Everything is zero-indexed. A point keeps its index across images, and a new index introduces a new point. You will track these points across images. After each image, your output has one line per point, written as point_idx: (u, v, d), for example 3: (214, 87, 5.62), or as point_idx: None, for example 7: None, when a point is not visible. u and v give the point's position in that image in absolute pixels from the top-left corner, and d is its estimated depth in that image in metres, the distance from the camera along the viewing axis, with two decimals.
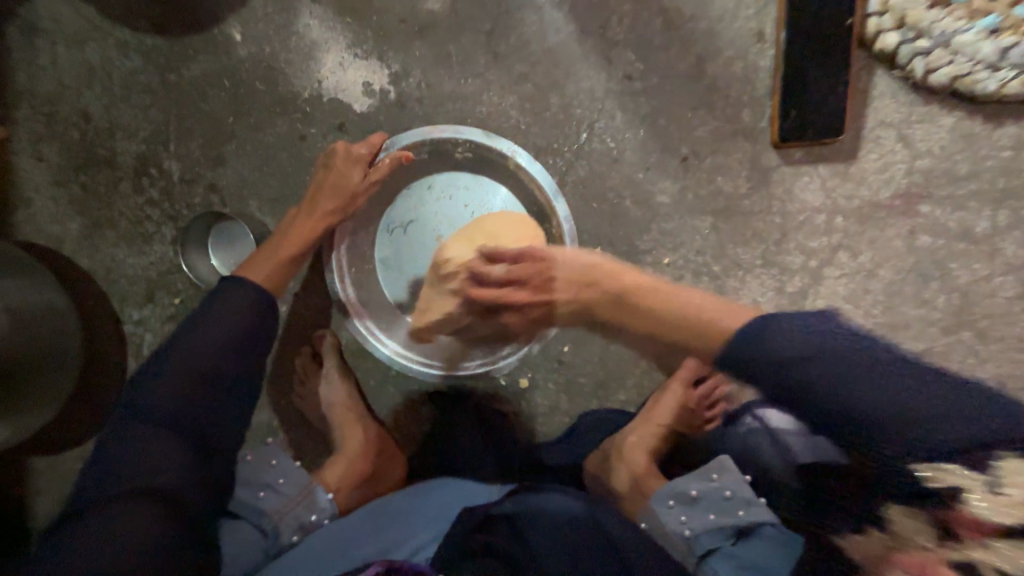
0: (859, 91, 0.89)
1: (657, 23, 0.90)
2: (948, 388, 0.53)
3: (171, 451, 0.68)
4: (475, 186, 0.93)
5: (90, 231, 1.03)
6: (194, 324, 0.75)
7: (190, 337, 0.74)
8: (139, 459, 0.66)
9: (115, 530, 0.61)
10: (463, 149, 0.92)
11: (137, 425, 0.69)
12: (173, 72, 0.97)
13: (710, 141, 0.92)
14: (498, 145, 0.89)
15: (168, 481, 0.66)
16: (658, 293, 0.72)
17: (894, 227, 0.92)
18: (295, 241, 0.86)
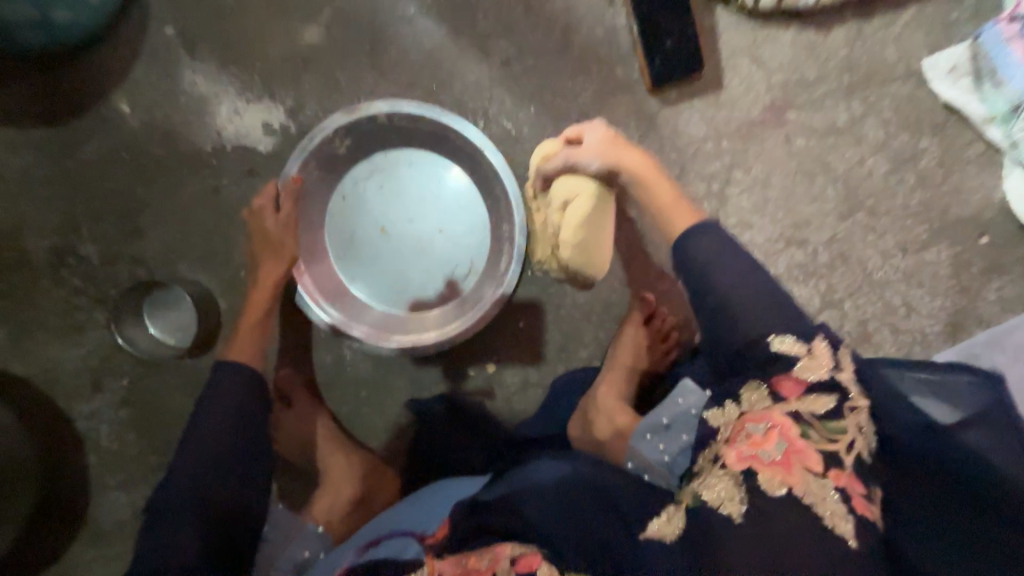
0: (708, 29, 1.00)
1: (519, 9, 0.97)
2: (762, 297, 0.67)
3: (186, 537, 0.66)
4: (380, 166, 0.97)
5: (18, 336, 1.00)
6: (195, 415, 0.75)
7: (193, 428, 0.73)
8: (155, 555, 0.65)
9: None
10: (344, 140, 0.94)
11: (160, 519, 0.68)
12: (67, 157, 0.97)
13: (594, 102, 1.00)
14: (362, 112, 0.91)
15: (177, 558, 0.64)
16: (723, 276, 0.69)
17: (773, 138, 1.02)
18: (258, 304, 0.90)
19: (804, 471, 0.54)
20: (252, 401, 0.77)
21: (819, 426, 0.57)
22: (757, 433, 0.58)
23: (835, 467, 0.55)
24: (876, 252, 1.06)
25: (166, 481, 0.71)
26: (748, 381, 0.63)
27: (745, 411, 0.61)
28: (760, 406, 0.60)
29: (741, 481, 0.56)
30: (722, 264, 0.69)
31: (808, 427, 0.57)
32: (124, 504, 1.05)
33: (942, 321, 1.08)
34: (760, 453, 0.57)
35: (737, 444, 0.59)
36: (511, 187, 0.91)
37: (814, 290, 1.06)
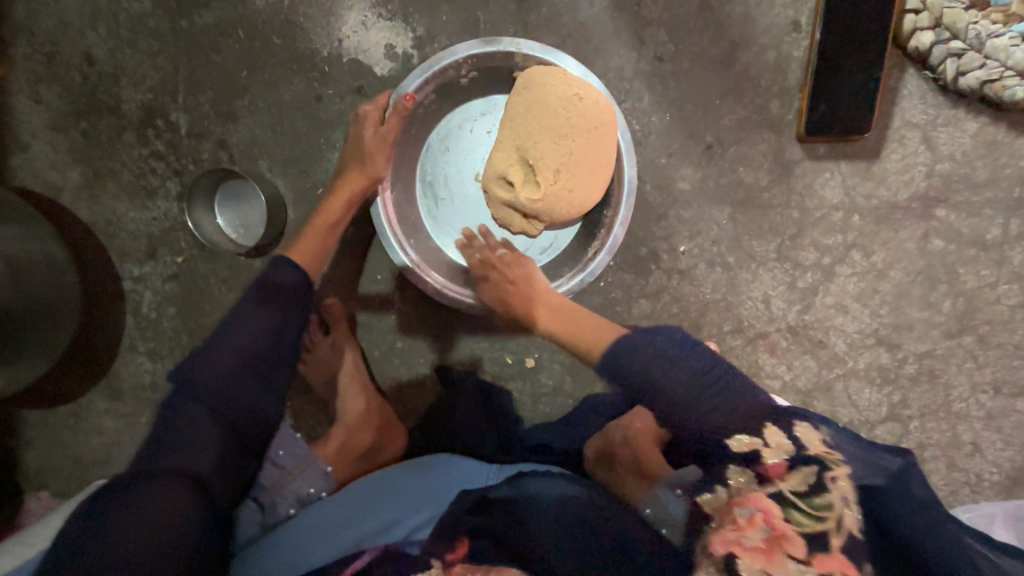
0: (889, 89, 0.88)
1: (693, 4, 0.87)
2: (689, 369, 0.74)
3: (207, 433, 0.68)
4: (491, 111, 0.91)
5: (90, 181, 0.99)
6: (237, 317, 0.75)
7: (231, 330, 0.74)
8: (174, 452, 0.66)
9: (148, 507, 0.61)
10: (468, 72, 0.85)
11: (183, 406, 0.69)
12: (184, 17, 0.92)
13: (735, 130, 0.90)
14: (500, 45, 0.82)
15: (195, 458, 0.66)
16: (666, 355, 0.75)
17: (909, 230, 0.93)
18: (331, 212, 0.86)
19: (785, 561, 0.59)
20: (292, 319, 0.78)
21: (800, 500, 0.63)
22: (744, 518, 0.63)
23: (735, 545, 0.62)
24: (967, 382, 0.98)
25: (191, 369, 0.70)
26: (733, 467, 0.70)
27: (732, 497, 0.67)
28: (749, 492, 0.65)
29: (722, 569, 0.62)
30: (649, 351, 0.76)
31: (794, 509, 0.62)
32: (147, 371, 1.07)
33: (1005, 473, 1.00)
34: (743, 540, 0.62)
35: (724, 530, 0.65)
36: (629, 175, 0.84)
37: (885, 398, 0.98)
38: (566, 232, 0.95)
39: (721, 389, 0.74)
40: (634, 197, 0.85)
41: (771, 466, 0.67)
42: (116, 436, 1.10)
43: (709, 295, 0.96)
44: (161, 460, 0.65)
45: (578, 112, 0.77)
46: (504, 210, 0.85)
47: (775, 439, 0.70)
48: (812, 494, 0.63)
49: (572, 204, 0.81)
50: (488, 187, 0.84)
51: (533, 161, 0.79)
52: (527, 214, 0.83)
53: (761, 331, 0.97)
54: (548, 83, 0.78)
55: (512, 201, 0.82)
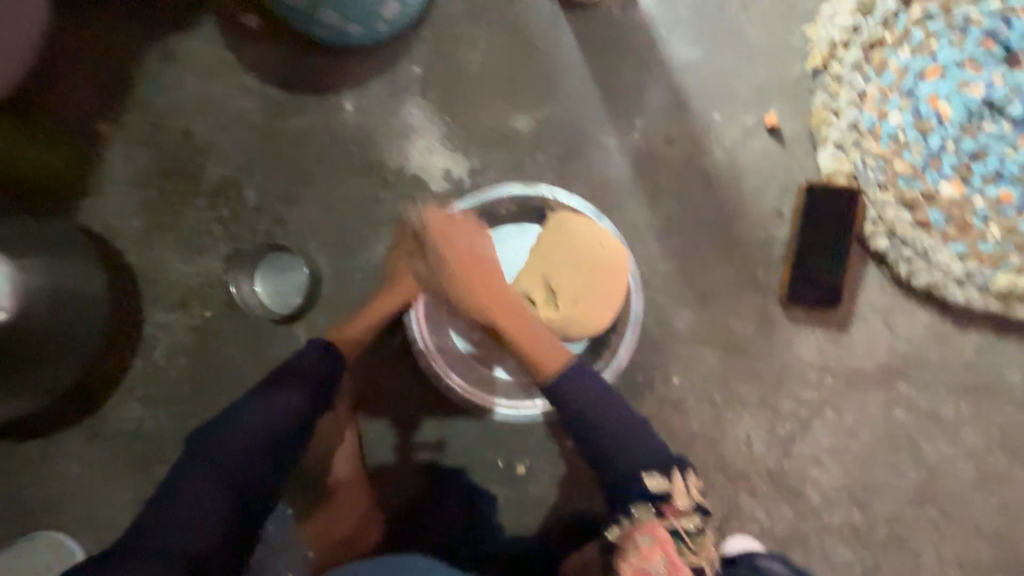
0: (856, 275, 1.05)
1: (700, 182, 1.06)
2: (620, 422, 0.79)
3: (212, 508, 0.72)
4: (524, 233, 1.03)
5: (149, 230, 1.08)
6: (260, 392, 0.80)
7: (250, 405, 0.78)
8: (179, 528, 0.70)
9: None
10: (507, 206, 1.02)
11: (192, 476, 0.73)
12: (280, 118, 1.09)
13: (728, 286, 1.05)
14: (537, 190, 1.00)
15: (199, 538, 0.70)
16: (594, 390, 0.80)
17: (875, 396, 1.04)
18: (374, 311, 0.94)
19: (679, 572, 0.74)
20: (311, 400, 0.83)
21: (689, 541, 0.75)
22: (643, 545, 0.75)
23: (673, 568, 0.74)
24: (934, 553, 1.02)
25: (208, 439, 0.76)
26: (642, 503, 0.75)
27: (636, 526, 0.75)
28: (650, 521, 0.75)
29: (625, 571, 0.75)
30: (592, 388, 0.81)
31: (681, 540, 0.75)
32: (136, 417, 1.06)
33: None
34: (651, 570, 0.74)
35: (631, 558, 0.75)
36: (636, 311, 0.96)
37: (857, 558, 1.01)
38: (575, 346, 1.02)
39: (614, 429, 0.78)
40: (637, 329, 0.97)
41: (675, 508, 0.75)
42: (79, 481, 1.05)
43: (697, 428, 1.03)
44: (162, 529, 0.69)
45: (598, 255, 0.90)
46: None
47: (678, 487, 0.76)
48: (700, 538, 0.76)
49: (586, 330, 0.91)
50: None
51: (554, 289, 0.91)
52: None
53: (742, 471, 1.03)
54: (576, 226, 0.92)
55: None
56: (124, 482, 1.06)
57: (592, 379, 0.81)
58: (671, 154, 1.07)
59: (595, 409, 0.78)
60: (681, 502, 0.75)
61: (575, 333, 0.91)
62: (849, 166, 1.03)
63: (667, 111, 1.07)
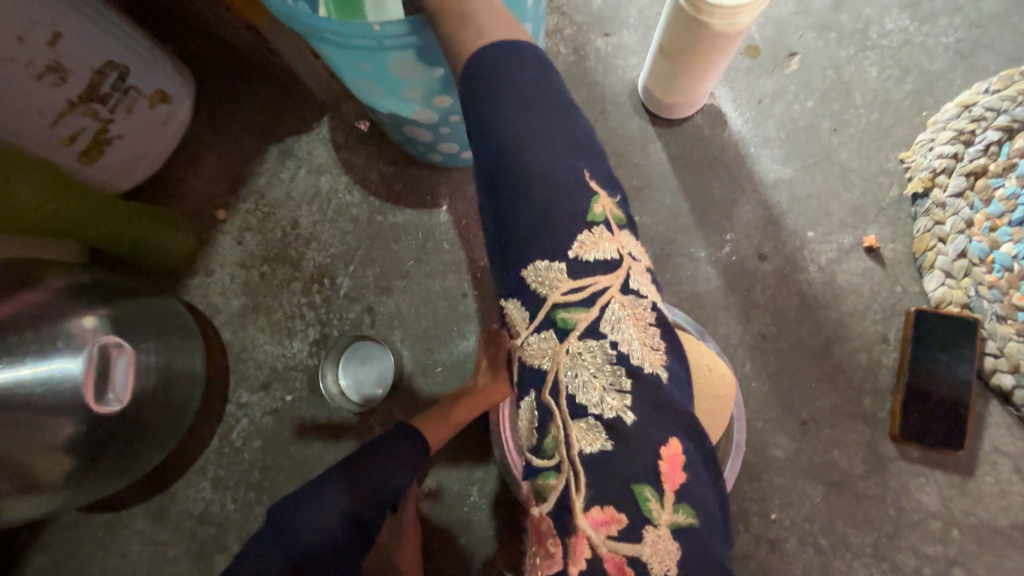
0: (978, 413, 0.96)
1: (796, 300, 1.03)
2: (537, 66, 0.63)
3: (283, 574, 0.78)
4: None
5: (246, 311, 1.13)
6: (351, 461, 0.87)
7: (340, 472, 0.86)
8: None
9: None
10: None
11: (276, 537, 0.81)
12: (380, 213, 1.15)
13: (830, 413, 0.98)
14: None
15: None
16: (529, 79, 0.61)
17: (1012, 558, 0.90)
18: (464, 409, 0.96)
19: None
20: (390, 482, 0.86)
21: None
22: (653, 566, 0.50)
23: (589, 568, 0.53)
24: None
25: (300, 504, 0.84)
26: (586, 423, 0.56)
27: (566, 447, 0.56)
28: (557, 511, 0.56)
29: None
30: (520, 69, 0.61)
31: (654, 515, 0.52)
32: (203, 499, 1.05)
33: None
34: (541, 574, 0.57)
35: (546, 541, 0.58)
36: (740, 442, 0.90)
37: None
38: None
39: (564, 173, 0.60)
40: (739, 463, 0.90)
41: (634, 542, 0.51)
42: (140, 561, 1.04)
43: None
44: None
45: (708, 381, 0.80)
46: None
47: (638, 310, 0.59)
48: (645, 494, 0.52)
49: None
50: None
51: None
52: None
53: None
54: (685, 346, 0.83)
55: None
56: (183, 566, 1.04)
57: (540, 63, 0.62)
58: (764, 270, 1.05)
59: (498, 85, 0.61)
60: (643, 388, 0.56)
61: None
62: (962, 295, 0.98)
63: (759, 226, 1.07)
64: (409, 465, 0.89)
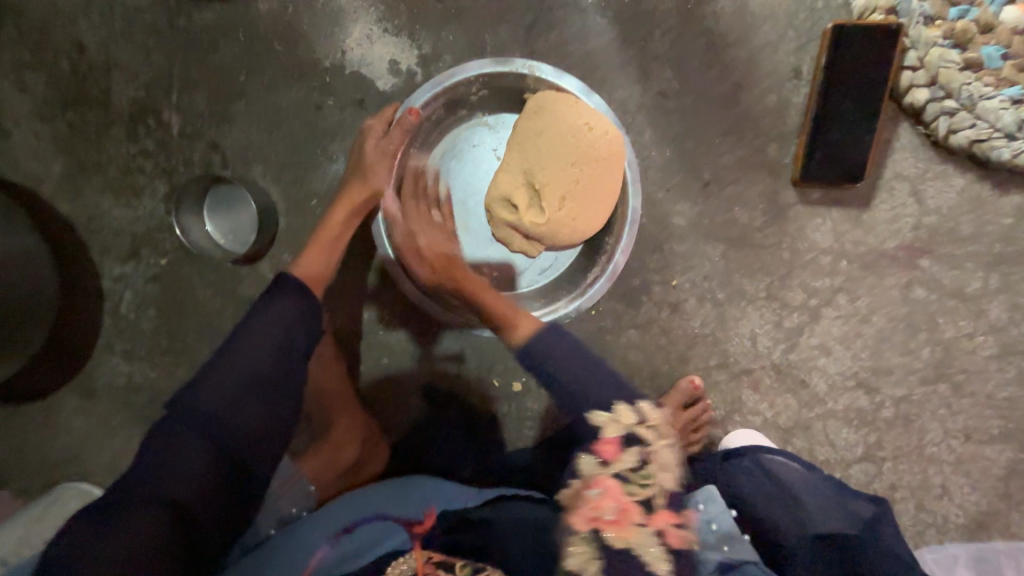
0: (883, 141, 0.90)
1: (699, 43, 0.89)
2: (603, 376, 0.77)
3: (197, 462, 0.65)
4: (497, 126, 0.90)
5: (73, 174, 0.96)
6: (235, 337, 0.70)
7: (230, 347, 0.70)
8: (164, 477, 0.64)
9: (137, 530, 0.61)
10: (479, 88, 0.87)
11: (172, 433, 0.66)
12: (182, 16, 0.91)
13: (733, 170, 0.92)
14: (513, 66, 0.84)
15: (184, 489, 0.65)
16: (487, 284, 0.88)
17: (892, 276, 0.95)
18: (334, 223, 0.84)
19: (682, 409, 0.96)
20: (296, 348, 0.72)
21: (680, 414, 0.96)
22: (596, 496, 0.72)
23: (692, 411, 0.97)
24: (939, 428, 1.00)
25: (190, 393, 0.68)
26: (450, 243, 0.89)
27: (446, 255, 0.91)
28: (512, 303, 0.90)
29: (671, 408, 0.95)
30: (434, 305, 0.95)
31: (632, 484, 0.72)
32: (121, 373, 1.03)
33: (969, 517, 1.03)
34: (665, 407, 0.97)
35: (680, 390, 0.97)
36: (635, 201, 0.86)
37: (861, 438, 1.01)
38: (571, 250, 0.94)
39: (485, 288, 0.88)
40: (636, 227, 0.88)
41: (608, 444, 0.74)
42: (86, 437, 1.05)
43: (698, 329, 0.97)
44: (144, 486, 0.64)
45: (588, 143, 0.76)
46: (505, 230, 0.83)
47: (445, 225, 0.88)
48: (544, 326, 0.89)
49: (577, 231, 0.80)
50: (489, 207, 0.82)
51: (539, 185, 0.77)
52: (529, 237, 0.81)
53: (746, 367, 0.99)
54: (561, 108, 0.77)
55: (515, 224, 0.80)
56: (124, 438, 1.05)
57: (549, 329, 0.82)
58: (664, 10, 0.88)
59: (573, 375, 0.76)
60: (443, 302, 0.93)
61: (564, 239, 0.80)
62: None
63: None
64: (315, 321, 0.74)
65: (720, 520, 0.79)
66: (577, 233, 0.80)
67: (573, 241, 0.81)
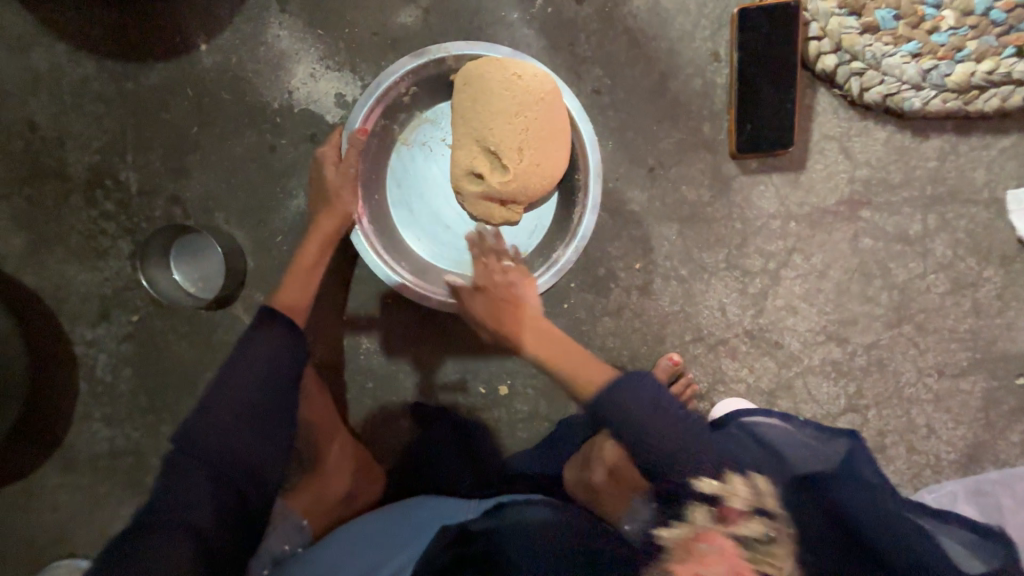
0: (805, 107, 0.97)
1: (623, 41, 0.95)
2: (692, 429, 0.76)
3: (203, 486, 0.68)
4: (438, 118, 0.94)
5: (36, 247, 0.97)
6: (229, 367, 0.75)
7: (227, 379, 0.74)
8: (174, 507, 0.66)
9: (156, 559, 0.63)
10: (407, 87, 0.88)
11: (182, 465, 0.69)
12: (129, 80, 0.94)
13: (674, 152, 0.97)
14: (430, 54, 0.86)
15: (192, 513, 0.66)
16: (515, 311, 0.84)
17: (839, 230, 1.00)
18: (309, 257, 0.87)
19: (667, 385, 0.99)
20: (286, 367, 0.77)
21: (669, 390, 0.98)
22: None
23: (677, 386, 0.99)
24: (912, 368, 1.04)
25: (196, 421, 0.71)
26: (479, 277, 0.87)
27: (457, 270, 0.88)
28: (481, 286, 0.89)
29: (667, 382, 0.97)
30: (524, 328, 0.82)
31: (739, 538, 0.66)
32: (103, 439, 1.01)
33: (959, 451, 1.05)
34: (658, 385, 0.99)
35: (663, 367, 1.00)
36: (588, 130, 0.88)
37: (842, 390, 1.04)
38: (547, 206, 0.97)
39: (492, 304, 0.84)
40: (598, 151, 0.89)
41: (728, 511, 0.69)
42: (73, 511, 1.02)
43: (668, 307, 1.00)
44: (160, 514, 0.66)
45: (522, 89, 0.80)
46: (481, 204, 0.87)
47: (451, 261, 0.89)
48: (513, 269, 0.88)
49: (544, 175, 0.84)
50: (460, 186, 0.86)
51: (494, 147, 0.81)
52: (504, 200, 0.85)
53: (721, 337, 1.02)
54: (485, 72, 0.81)
55: (487, 191, 0.84)
56: (112, 506, 1.02)
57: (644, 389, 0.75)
58: (585, 16, 0.94)
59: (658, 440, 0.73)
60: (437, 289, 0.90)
61: (538, 184, 0.84)
62: None
63: None
64: (295, 341, 0.79)
65: None
66: (546, 172, 0.84)
67: (546, 185, 0.85)
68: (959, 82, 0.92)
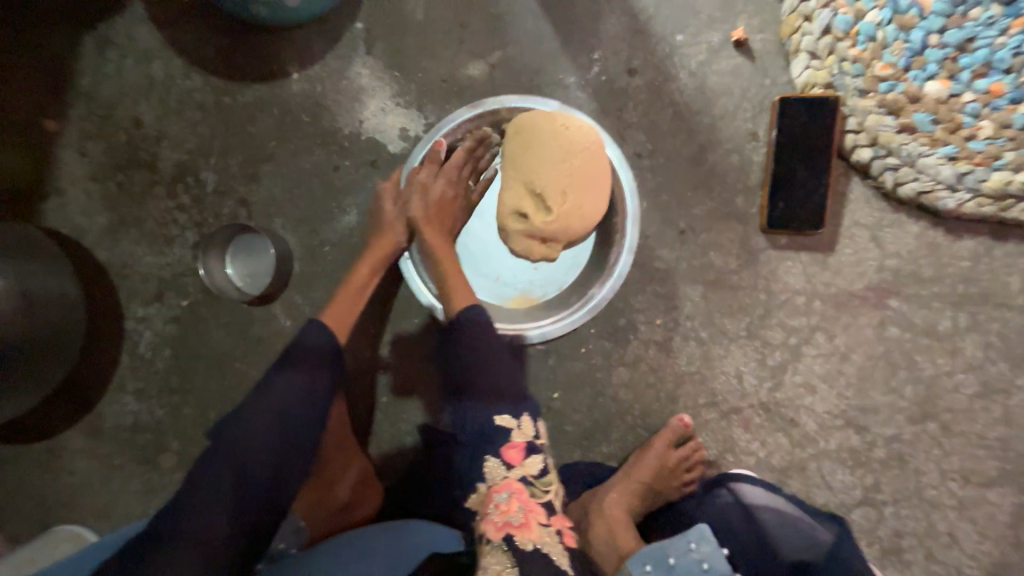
0: (839, 193, 1.01)
1: (668, 113, 1.02)
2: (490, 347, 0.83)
3: (231, 487, 0.71)
4: None
5: (115, 226, 1.08)
6: (273, 375, 0.79)
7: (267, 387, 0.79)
8: (200, 506, 0.69)
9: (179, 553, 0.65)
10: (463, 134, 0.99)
11: (213, 464, 0.72)
12: (226, 95, 1.07)
13: (705, 219, 1.01)
14: (485, 106, 0.98)
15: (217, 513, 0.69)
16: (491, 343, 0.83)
17: (865, 316, 1.00)
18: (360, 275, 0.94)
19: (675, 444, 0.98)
20: (324, 383, 0.82)
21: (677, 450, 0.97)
22: (502, 502, 0.71)
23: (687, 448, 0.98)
24: (935, 469, 1.00)
25: (232, 425, 0.76)
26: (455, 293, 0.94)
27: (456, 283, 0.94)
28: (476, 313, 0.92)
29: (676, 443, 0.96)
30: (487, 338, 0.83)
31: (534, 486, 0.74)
32: (130, 412, 1.07)
33: (982, 568, 0.99)
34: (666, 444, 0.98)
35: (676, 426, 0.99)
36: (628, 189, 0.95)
37: (857, 481, 1.00)
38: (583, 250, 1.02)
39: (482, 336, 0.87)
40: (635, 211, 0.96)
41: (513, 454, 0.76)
42: (87, 477, 1.07)
43: (684, 367, 1.01)
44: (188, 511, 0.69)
45: (568, 140, 0.87)
46: (523, 241, 0.92)
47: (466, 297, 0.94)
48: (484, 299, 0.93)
49: (584, 217, 0.89)
50: (504, 223, 0.93)
51: (539, 189, 0.88)
52: (545, 238, 0.90)
53: (735, 405, 1.01)
54: (535, 122, 0.89)
55: (529, 230, 0.90)
56: (124, 478, 1.07)
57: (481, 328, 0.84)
58: (635, 87, 1.03)
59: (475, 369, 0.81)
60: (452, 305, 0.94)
61: (579, 224, 0.89)
62: (825, 75, 0.98)
63: (626, 37, 1.03)
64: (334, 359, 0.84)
65: (712, 558, 0.78)
66: (586, 214, 0.90)
67: (585, 227, 0.90)
68: (996, 189, 0.94)
